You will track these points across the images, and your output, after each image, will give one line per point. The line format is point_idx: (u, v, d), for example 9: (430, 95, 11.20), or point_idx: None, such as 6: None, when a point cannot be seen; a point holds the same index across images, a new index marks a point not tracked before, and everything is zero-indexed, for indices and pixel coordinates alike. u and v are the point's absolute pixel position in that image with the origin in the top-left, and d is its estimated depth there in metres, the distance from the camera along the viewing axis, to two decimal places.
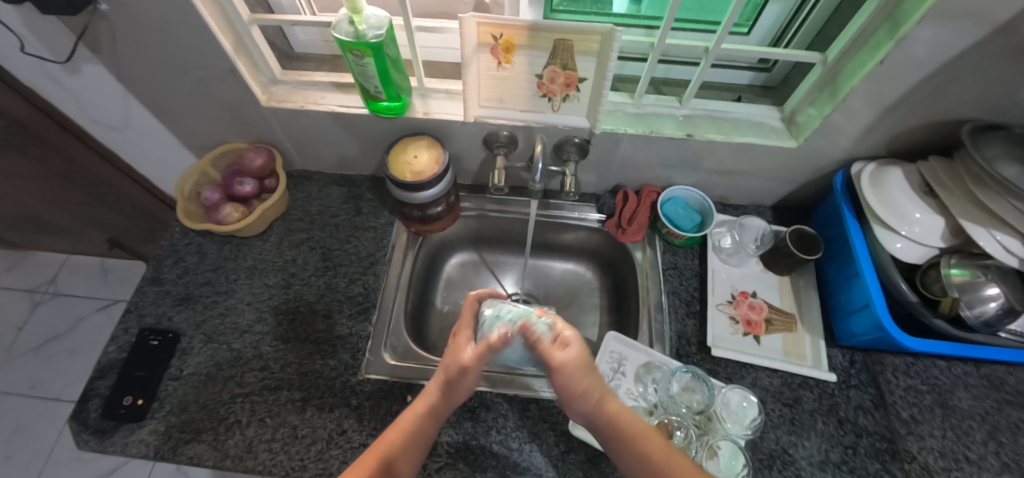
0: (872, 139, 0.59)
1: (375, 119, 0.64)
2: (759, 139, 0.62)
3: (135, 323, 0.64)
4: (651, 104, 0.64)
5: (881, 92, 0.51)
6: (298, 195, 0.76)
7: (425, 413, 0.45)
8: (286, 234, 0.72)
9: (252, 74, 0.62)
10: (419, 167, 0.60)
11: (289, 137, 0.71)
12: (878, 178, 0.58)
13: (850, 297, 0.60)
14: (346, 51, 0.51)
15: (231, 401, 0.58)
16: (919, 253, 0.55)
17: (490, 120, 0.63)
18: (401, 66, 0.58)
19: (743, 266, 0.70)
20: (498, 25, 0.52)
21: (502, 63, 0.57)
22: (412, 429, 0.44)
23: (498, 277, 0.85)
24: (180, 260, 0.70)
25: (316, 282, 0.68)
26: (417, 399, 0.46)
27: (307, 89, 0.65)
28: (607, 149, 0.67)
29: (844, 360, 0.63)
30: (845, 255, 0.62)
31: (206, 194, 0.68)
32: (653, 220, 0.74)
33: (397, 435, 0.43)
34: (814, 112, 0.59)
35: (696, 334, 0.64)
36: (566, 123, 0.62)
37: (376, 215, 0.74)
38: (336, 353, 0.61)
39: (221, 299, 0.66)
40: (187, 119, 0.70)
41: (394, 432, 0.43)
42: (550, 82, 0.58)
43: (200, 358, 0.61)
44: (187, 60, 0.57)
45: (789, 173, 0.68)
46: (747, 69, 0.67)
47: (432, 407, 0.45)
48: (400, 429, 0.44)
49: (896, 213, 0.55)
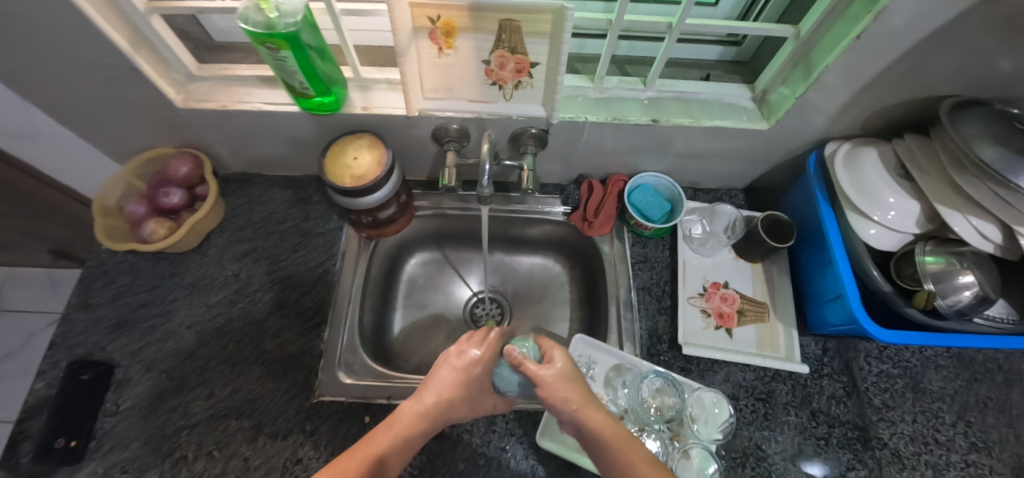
0: (849, 117, 0.56)
1: (311, 117, 0.58)
2: (729, 122, 0.58)
3: (64, 355, 0.58)
4: (614, 87, 0.58)
5: (857, 68, 0.47)
6: (238, 201, 0.69)
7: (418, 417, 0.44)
8: (227, 246, 0.66)
9: (161, 72, 0.54)
10: (360, 170, 0.54)
11: (218, 140, 0.64)
12: (854, 160, 0.55)
13: (824, 286, 0.58)
14: (259, 43, 0.44)
15: (176, 434, 0.54)
16: (895, 240, 0.53)
17: (437, 112, 0.57)
18: (327, 53, 0.51)
19: (716, 255, 0.66)
20: (434, 6, 0.45)
21: (443, 50, 0.50)
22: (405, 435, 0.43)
23: (463, 277, 0.80)
24: (111, 281, 0.63)
25: (263, 298, 0.62)
26: (400, 412, 0.44)
27: (231, 85, 0.58)
28: (569, 138, 0.62)
29: (817, 348, 0.61)
30: (820, 241, 0.59)
31: (129, 207, 0.61)
32: (621, 211, 0.69)
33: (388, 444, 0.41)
34: (786, 91, 0.55)
35: (667, 331, 0.61)
36: (521, 113, 0.57)
37: (324, 220, 0.68)
38: (289, 374, 0.57)
39: (159, 323, 0.60)
40: (98, 125, 0.61)
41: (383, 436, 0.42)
42: (500, 68, 0.52)
43: (139, 389, 0.57)
44: (78, 60, 0.49)
45: (763, 155, 0.65)
46: (716, 43, 0.61)
47: (424, 414, 0.44)
48: (393, 436, 0.42)
49: (869, 197, 0.53)
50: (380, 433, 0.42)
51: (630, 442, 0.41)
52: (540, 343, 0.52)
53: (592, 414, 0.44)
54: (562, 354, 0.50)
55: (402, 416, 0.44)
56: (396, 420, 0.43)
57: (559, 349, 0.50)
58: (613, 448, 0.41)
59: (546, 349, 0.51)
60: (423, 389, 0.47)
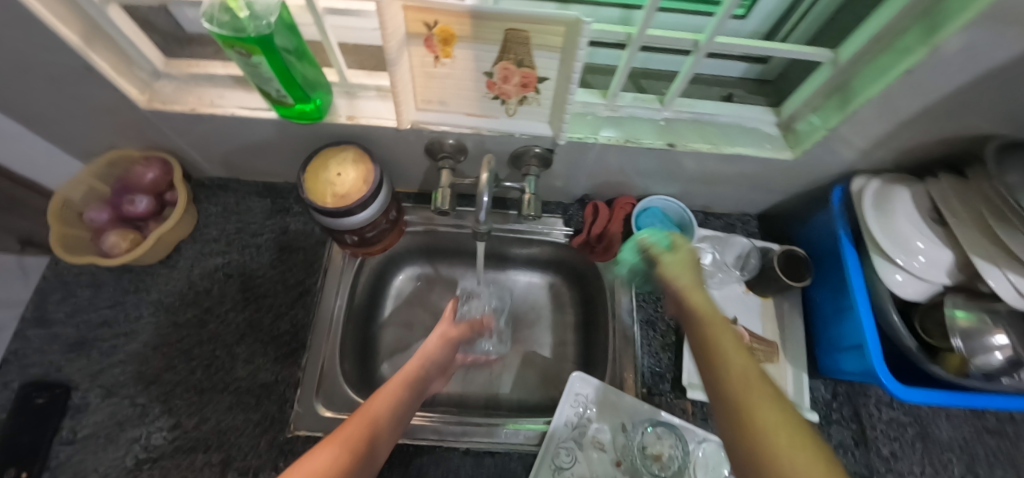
0: (881, 152, 0.51)
1: (291, 125, 0.52)
2: (751, 150, 0.53)
3: (17, 376, 0.54)
4: (627, 105, 0.52)
5: (899, 103, 0.43)
6: (212, 210, 0.64)
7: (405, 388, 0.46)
8: (197, 260, 0.61)
9: (123, 69, 0.48)
10: (342, 189, 0.49)
11: (190, 143, 0.58)
12: (885, 200, 0.51)
13: (838, 330, 0.54)
14: (228, 47, 0.39)
15: (137, 468, 0.50)
16: (921, 289, 0.49)
17: (431, 126, 0.51)
18: (307, 54, 0.45)
19: (724, 288, 0.62)
20: (430, 10, 0.39)
21: (440, 59, 0.44)
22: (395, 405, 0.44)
23: None
24: (70, 295, 0.58)
25: (235, 319, 0.57)
26: (387, 388, 0.44)
27: (201, 85, 0.52)
28: (575, 158, 0.56)
29: (826, 392, 0.58)
30: (837, 282, 0.55)
31: (90, 214, 0.56)
32: (627, 235, 0.64)
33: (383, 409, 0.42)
34: (817, 120, 0.50)
35: (671, 370, 0.58)
36: (525, 130, 0.51)
37: (305, 234, 0.63)
38: (262, 405, 0.53)
39: (122, 343, 0.56)
40: (53, 124, 0.55)
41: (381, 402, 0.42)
42: (503, 81, 0.47)
43: (98, 416, 0.52)
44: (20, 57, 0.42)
45: (782, 184, 0.60)
46: (740, 60, 0.55)
47: (407, 386, 0.46)
48: (389, 397, 0.43)
49: (895, 241, 0.49)
50: (375, 398, 0.43)
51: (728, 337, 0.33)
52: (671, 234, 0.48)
53: (695, 302, 0.37)
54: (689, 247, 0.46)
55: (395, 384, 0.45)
56: (387, 388, 0.45)
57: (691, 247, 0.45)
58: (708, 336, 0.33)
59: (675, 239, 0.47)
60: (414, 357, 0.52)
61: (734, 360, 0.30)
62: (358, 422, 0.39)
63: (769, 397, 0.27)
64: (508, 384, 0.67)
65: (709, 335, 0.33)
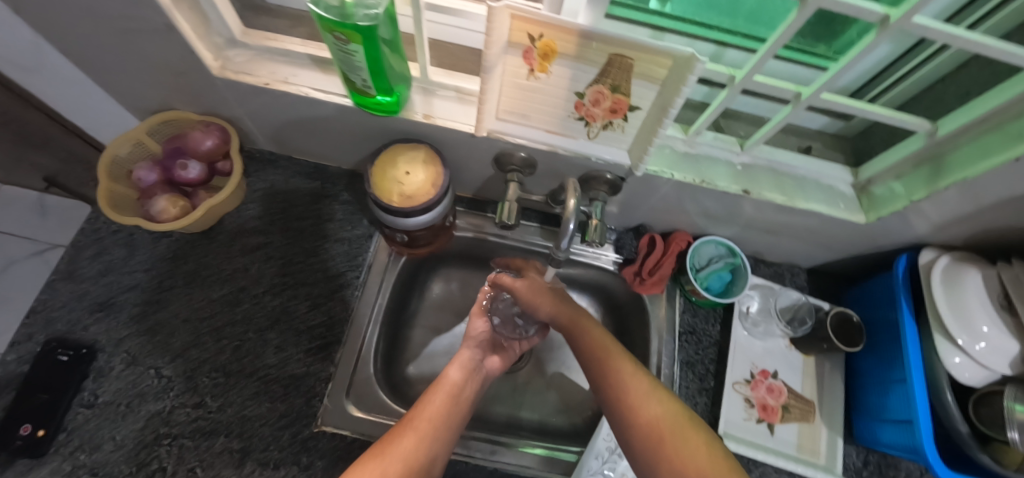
0: (956, 230, 0.49)
1: (362, 114, 0.50)
2: (825, 207, 0.52)
3: (41, 329, 0.52)
4: (706, 144, 0.52)
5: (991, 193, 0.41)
6: (259, 185, 0.62)
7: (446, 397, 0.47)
8: (240, 235, 0.59)
9: (200, 33, 0.46)
10: (410, 189, 0.48)
11: (248, 114, 0.56)
12: (954, 279, 0.49)
13: (883, 402, 0.53)
14: (327, 31, 0.37)
15: (155, 442, 0.48)
16: (980, 376, 0.46)
17: (507, 137, 0.50)
18: (399, 47, 0.43)
19: (768, 340, 0.62)
20: (540, 24, 0.37)
21: (535, 72, 0.43)
22: (439, 413, 0.45)
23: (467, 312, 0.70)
24: (104, 253, 0.57)
25: (270, 303, 0.56)
26: (436, 393, 0.47)
27: (274, 60, 0.50)
28: (643, 189, 0.55)
29: (858, 460, 0.57)
30: (889, 355, 0.54)
31: (139, 173, 0.54)
32: (677, 271, 0.64)
33: (431, 420, 0.43)
34: (898, 188, 0.48)
35: (706, 416, 0.57)
36: (602, 155, 0.50)
37: (352, 224, 0.62)
38: (288, 397, 0.51)
39: (153, 311, 0.54)
40: (113, 78, 0.53)
41: (428, 413, 0.44)
42: (593, 104, 0.45)
43: (121, 383, 0.50)
44: (95, 11, 0.40)
45: (843, 244, 0.59)
46: (825, 114, 0.54)
47: (452, 393, 0.48)
48: (431, 415, 0.44)
49: (955, 320, 0.47)
50: (420, 403, 0.45)
51: (625, 360, 0.45)
52: (724, 246, 0.63)
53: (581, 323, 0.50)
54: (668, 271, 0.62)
55: (441, 385, 0.49)
56: (433, 390, 0.48)
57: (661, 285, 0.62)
58: (610, 362, 0.44)
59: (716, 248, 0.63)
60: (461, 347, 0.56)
61: (631, 381, 0.42)
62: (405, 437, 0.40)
63: (672, 418, 0.39)
64: (530, 404, 0.66)
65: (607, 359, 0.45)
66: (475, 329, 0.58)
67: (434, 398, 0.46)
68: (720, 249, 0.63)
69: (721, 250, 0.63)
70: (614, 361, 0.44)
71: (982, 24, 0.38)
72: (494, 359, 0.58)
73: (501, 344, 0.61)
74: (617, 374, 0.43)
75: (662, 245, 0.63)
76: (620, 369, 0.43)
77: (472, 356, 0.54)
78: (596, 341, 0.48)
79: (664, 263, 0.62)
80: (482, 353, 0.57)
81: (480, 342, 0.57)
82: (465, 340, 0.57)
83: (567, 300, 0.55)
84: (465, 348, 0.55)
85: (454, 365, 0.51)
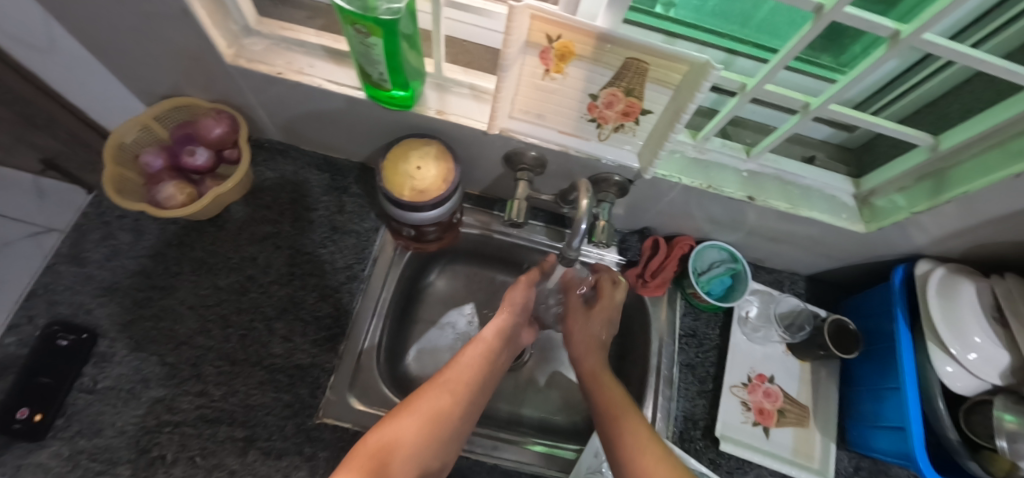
0: (954, 243, 0.50)
1: (377, 108, 0.51)
2: (828, 216, 0.53)
3: (43, 312, 0.51)
4: (716, 150, 0.52)
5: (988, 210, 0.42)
6: (267, 174, 0.62)
7: (478, 360, 0.48)
8: (246, 224, 0.59)
9: (216, 19, 0.45)
10: (422, 184, 0.48)
11: (260, 103, 0.56)
12: (949, 290, 0.50)
13: (877, 408, 0.55)
14: (348, 23, 0.37)
15: (157, 429, 0.48)
16: (971, 385, 0.47)
17: (520, 136, 0.50)
18: (417, 43, 0.43)
19: (766, 345, 0.63)
20: (559, 25, 0.38)
21: (551, 73, 0.43)
22: (472, 375, 0.46)
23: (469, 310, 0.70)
24: (109, 237, 0.56)
25: (278, 292, 0.56)
26: (471, 351, 0.48)
27: (290, 50, 0.50)
28: (651, 193, 0.56)
29: (850, 465, 0.59)
30: (884, 363, 0.55)
31: (146, 158, 0.54)
32: (680, 275, 0.65)
33: (465, 381, 0.45)
34: (899, 200, 0.49)
35: (704, 417, 0.58)
36: (613, 157, 0.51)
37: (360, 216, 0.62)
38: (293, 387, 0.51)
39: (156, 297, 0.54)
40: (125, 62, 0.52)
41: (462, 374, 0.45)
42: (606, 107, 0.46)
43: (123, 369, 0.50)
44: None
45: (843, 253, 0.60)
46: (831, 126, 0.55)
47: (487, 354, 0.49)
48: (462, 377, 0.45)
49: (948, 331, 0.48)
50: (455, 363, 0.47)
51: (637, 421, 0.44)
52: (724, 248, 0.64)
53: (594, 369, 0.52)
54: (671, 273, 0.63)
55: (474, 346, 0.49)
56: (467, 352, 0.49)
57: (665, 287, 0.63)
58: (619, 418, 0.44)
59: (716, 251, 0.64)
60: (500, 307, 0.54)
61: (644, 444, 0.41)
62: (436, 394, 0.42)
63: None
64: (531, 401, 0.66)
65: (615, 417, 0.45)
66: (516, 296, 0.55)
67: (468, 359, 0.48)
68: (721, 252, 0.64)
69: (722, 253, 0.64)
70: (625, 416, 0.44)
71: (987, 43, 0.39)
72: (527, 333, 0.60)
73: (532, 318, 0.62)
74: (621, 426, 0.43)
75: (666, 246, 0.63)
76: (628, 427, 0.43)
77: (512, 322, 0.53)
78: (610, 398, 0.47)
79: (667, 265, 0.63)
80: (519, 321, 0.56)
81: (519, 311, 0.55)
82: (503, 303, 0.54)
83: (603, 350, 0.55)
84: (504, 311, 0.53)
85: (492, 327, 0.51)
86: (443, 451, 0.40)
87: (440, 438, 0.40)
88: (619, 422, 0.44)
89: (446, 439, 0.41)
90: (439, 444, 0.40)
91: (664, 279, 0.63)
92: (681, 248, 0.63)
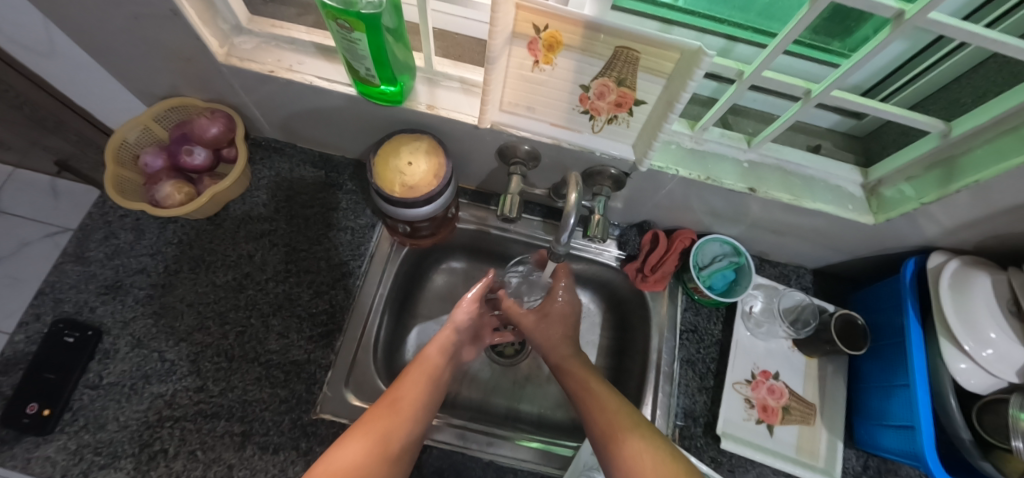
0: (968, 234, 0.48)
1: (368, 104, 0.50)
2: (833, 208, 0.51)
3: (49, 310, 0.53)
4: (714, 141, 0.51)
5: (1003, 201, 0.40)
6: (264, 172, 0.63)
7: (427, 380, 0.49)
8: (244, 221, 0.60)
9: (207, 19, 0.46)
10: (412, 179, 0.47)
11: (255, 102, 0.56)
12: (962, 283, 0.47)
13: (885, 406, 0.53)
14: (331, 19, 0.37)
15: (158, 424, 0.49)
16: (986, 383, 0.45)
17: (511, 129, 0.49)
18: (403, 36, 0.42)
19: (770, 340, 0.61)
20: (545, 14, 0.36)
21: (540, 64, 0.42)
22: (419, 392, 0.47)
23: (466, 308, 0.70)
24: (111, 236, 0.58)
25: (274, 289, 0.57)
26: (418, 368, 0.50)
27: (281, 48, 0.50)
28: (648, 185, 0.55)
29: (858, 464, 0.57)
30: (893, 359, 0.53)
31: (146, 158, 0.55)
32: (681, 269, 0.63)
33: (414, 399, 0.46)
34: (908, 190, 0.47)
35: (705, 415, 0.57)
36: (607, 150, 0.50)
37: (355, 213, 0.62)
38: (289, 383, 0.52)
39: (157, 294, 0.55)
40: (120, 63, 0.53)
41: (410, 392, 0.46)
42: (598, 98, 0.45)
43: (125, 365, 0.51)
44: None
45: (851, 245, 0.58)
46: (836, 112, 0.53)
47: (433, 371, 0.50)
48: (412, 396, 0.46)
49: (961, 327, 0.45)
50: (401, 382, 0.47)
51: (638, 438, 0.42)
52: (726, 242, 0.62)
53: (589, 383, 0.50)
54: (672, 267, 0.61)
55: (421, 363, 0.50)
56: (414, 368, 0.49)
57: (666, 281, 0.62)
58: (618, 433, 0.43)
59: (716, 245, 0.63)
60: (441, 328, 0.56)
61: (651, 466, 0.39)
62: (387, 412, 0.43)
63: None
64: (529, 397, 0.66)
65: (615, 433, 0.43)
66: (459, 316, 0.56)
67: (416, 377, 0.48)
68: (724, 247, 0.62)
69: (726, 247, 0.62)
70: (626, 433, 0.43)
71: (1001, 21, 0.36)
72: (469, 350, 0.61)
73: (478, 333, 0.62)
74: (616, 432, 0.43)
75: (666, 238, 0.62)
76: (633, 447, 0.41)
77: (454, 340, 0.55)
78: (605, 414, 0.46)
79: (668, 259, 0.61)
80: (463, 337, 0.57)
81: (461, 330, 0.56)
82: (447, 323, 0.56)
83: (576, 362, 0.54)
84: (446, 329, 0.55)
85: (434, 346, 0.52)
86: (399, 469, 0.41)
87: (394, 460, 0.40)
88: (619, 440, 0.42)
89: (399, 456, 0.41)
90: (392, 465, 0.40)
91: (665, 274, 0.61)
92: (682, 239, 0.61)
